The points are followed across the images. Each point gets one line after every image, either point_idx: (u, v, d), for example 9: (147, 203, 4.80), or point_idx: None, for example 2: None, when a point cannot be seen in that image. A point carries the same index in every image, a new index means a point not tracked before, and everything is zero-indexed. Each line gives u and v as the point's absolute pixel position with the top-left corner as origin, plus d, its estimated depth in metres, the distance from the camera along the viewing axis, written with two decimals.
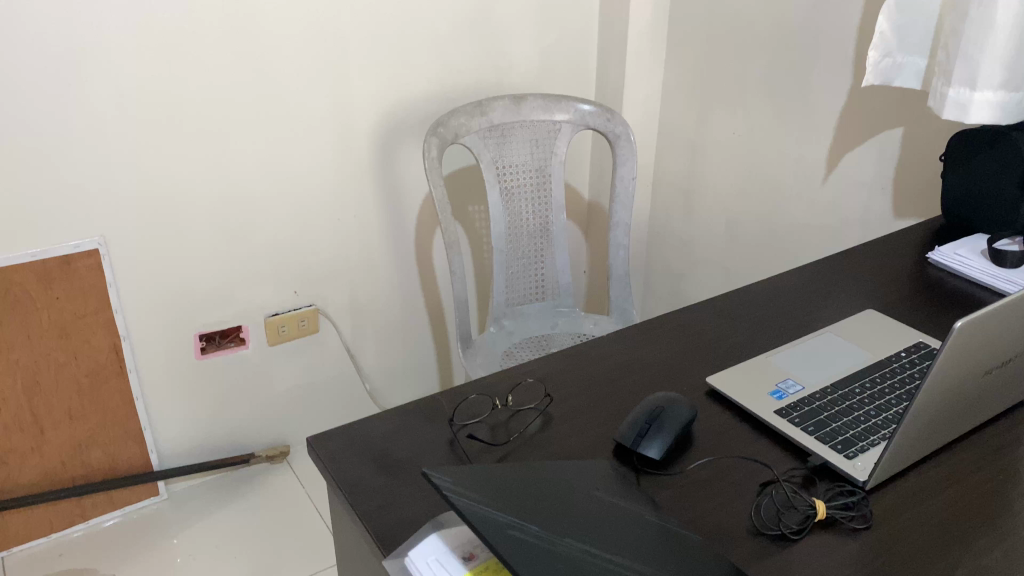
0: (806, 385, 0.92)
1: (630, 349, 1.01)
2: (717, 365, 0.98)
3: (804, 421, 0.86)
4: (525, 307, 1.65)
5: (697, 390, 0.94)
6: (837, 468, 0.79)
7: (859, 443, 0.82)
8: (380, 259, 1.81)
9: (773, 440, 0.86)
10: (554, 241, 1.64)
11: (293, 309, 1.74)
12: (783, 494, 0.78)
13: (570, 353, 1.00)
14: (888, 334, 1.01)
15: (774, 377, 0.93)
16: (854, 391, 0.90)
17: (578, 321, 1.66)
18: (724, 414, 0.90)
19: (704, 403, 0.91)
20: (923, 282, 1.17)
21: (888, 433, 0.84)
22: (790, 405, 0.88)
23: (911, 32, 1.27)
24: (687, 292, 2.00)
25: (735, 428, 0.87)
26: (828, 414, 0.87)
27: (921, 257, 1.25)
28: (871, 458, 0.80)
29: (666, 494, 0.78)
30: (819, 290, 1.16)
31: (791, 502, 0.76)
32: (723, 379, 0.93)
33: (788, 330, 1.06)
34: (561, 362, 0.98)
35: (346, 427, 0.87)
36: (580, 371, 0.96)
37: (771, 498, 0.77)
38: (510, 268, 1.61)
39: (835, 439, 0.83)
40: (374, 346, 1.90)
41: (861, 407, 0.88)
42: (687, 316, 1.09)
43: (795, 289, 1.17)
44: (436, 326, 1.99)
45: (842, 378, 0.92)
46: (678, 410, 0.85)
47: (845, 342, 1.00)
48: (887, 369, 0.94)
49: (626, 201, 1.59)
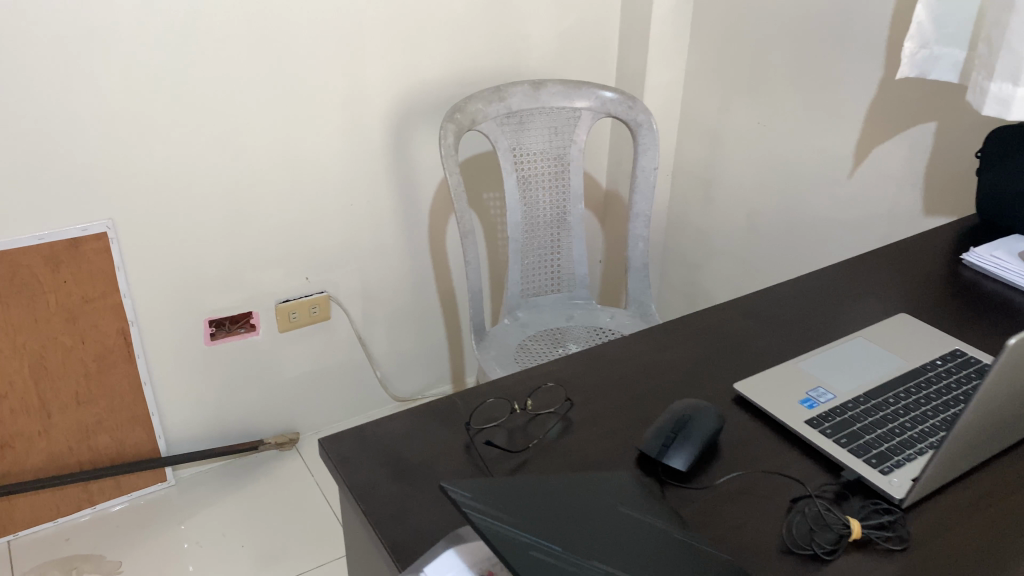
0: (837, 393, 0.88)
1: (655, 352, 0.97)
2: (744, 371, 0.94)
3: (836, 432, 0.83)
4: (540, 298, 1.62)
5: (723, 398, 0.90)
6: (872, 484, 0.76)
7: (894, 457, 0.79)
8: (392, 245, 1.77)
9: (804, 453, 0.82)
10: (572, 231, 1.60)
11: (304, 295, 1.71)
12: (815, 511, 0.74)
13: (590, 355, 0.96)
14: (923, 340, 0.97)
15: (804, 385, 0.90)
16: (888, 402, 0.87)
17: (594, 313, 1.62)
18: (754, 423, 0.86)
19: (730, 411, 0.88)
20: (959, 285, 1.13)
21: (924, 447, 0.80)
22: (821, 415, 0.85)
23: (950, 23, 1.22)
24: (705, 285, 1.95)
25: (765, 439, 0.84)
26: (861, 426, 0.83)
27: (953, 258, 1.20)
28: (909, 474, 0.76)
29: (691, 509, 0.75)
30: (850, 291, 1.12)
31: (824, 520, 0.73)
32: (751, 386, 0.89)
33: (818, 334, 1.01)
34: (581, 364, 0.94)
35: (359, 428, 0.84)
36: (602, 374, 0.93)
37: (802, 515, 0.74)
38: (525, 259, 1.58)
39: (869, 452, 0.79)
40: (386, 334, 1.87)
41: (896, 420, 0.84)
42: (712, 316, 1.05)
43: (824, 289, 1.13)
44: (448, 315, 1.95)
45: (876, 387, 0.89)
46: (705, 419, 0.82)
47: (878, 348, 0.96)
48: (923, 379, 0.90)
49: (646, 191, 1.55)
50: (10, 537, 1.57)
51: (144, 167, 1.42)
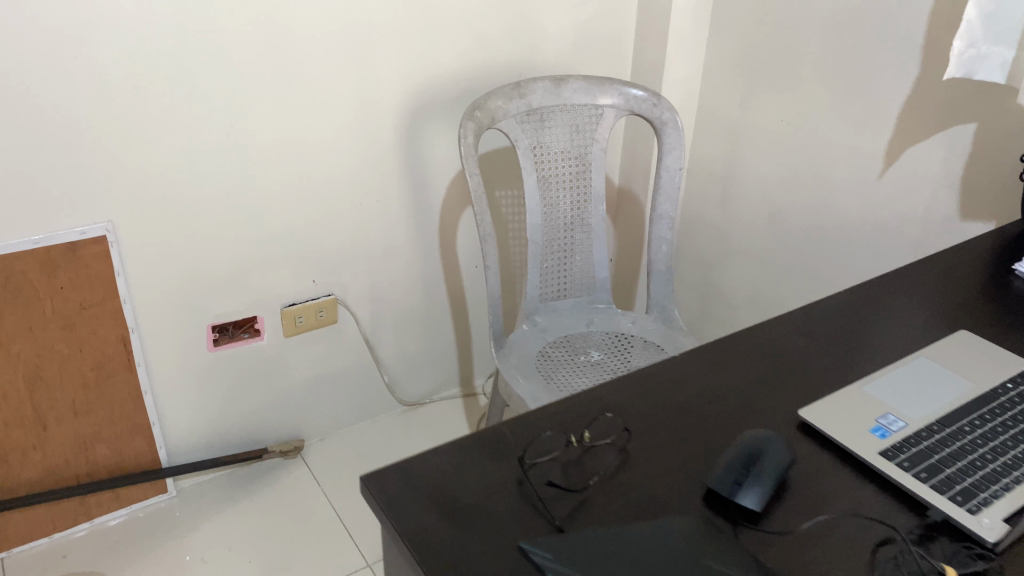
0: (908, 421, 0.83)
1: (708, 373, 0.91)
2: (805, 394, 0.89)
3: (914, 465, 0.77)
4: (559, 303, 1.56)
5: (787, 425, 0.84)
6: (960, 525, 0.71)
7: (981, 494, 0.74)
8: (402, 245, 1.70)
9: (880, 489, 0.77)
10: (592, 233, 1.54)
11: (311, 298, 1.64)
12: (903, 557, 0.69)
13: (641, 376, 0.90)
14: (989, 361, 0.92)
15: (872, 411, 0.84)
16: (963, 431, 0.82)
17: (615, 318, 1.56)
18: (823, 454, 0.81)
19: (796, 440, 0.82)
20: (1014, 296, 1.08)
21: (1009, 482, 0.75)
22: (895, 446, 0.80)
23: (1001, 21, 1.16)
24: (722, 284, 1.89)
25: (837, 473, 0.78)
26: (939, 458, 0.78)
27: (1002, 266, 1.15)
28: (999, 514, 0.71)
29: (771, 553, 0.69)
30: (902, 301, 1.07)
31: (915, 567, 0.68)
32: (818, 413, 0.84)
33: (877, 351, 0.96)
34: (633, 387, 0.89)
35: (402, 463, 0.77)
36: (657, 399, 0.87)
37: (890, 561, 0.69)
38: (544, 262, 1.51)
39: (953, 488, 0.74)
40: (394, 337, 1.80)
41: (976, 452, 0.79)
42: (763, 331, 0.99)
43: (876, 299, 1.07)
44: (457, 316, 1.88)
45: (949, 415, 0.84)
46: (776, 452, 0.77)
47: (944, 370, 0.91)
48: (995, 405, 0.85)
49: (671, 192, 1.49)
50: (4, 554, 1.50)
51: (147, 167, 1.34)
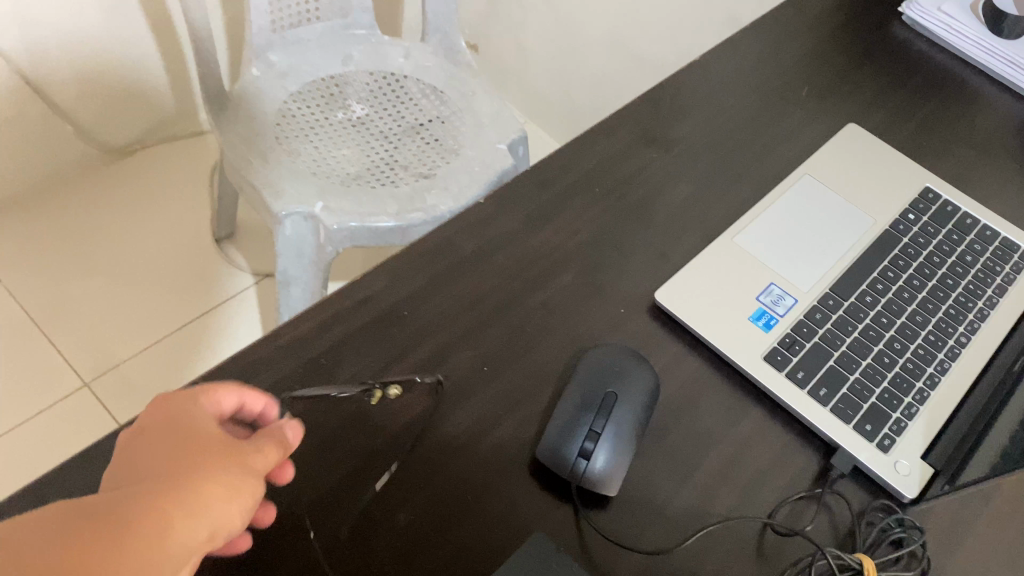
0: (799, 297, 0.60)
1: (524, 230, 0.63)
2: (659, 256, 0.62)
3: (811, 377, 0.56)
4: (301, 30, 1.12)
5: (637, 313, 0.59)
6: (871, 473, 0.52)
7: (892, 419, 0.55)
8: None
9: (768, 413, 0.56)
10: None
11: None
12: (826, 516, 0.51)
13: (428, 251, 0.60)
14: (884, 178, 0.69)
15: (753, 286, 0.60)
16: (864, 305, 0.60)
17: (380, 49, 1.16)
18: (692, 362, 0.57)
19: (651, 339, 0.58)
20: (899, 57, 0.84)
21: (922, 389, 0.57)
22: (784, 343, 0.57)
23: None
24: None
25: (712, 396, 0.56)
26: (839, 360, 0.57)
27: (880, 6, 0.89)
28: (916, 450, 0.53)
29: (627, 559, 0.48)
30: (773, 72, 0.80)
31: (839, 530, 0.51)
32: (683, 295, 0.59)
33: (748, 165, 0.70)
34: (415, 273, 0.59)
35: (29, 505, 0.44)
36: (454, 296, 0.58)
37: (816, 522, 0.51)
38: None
39: (859, 413, 0.54)
40: (67, 68, 1.29)
41: (881, 341, 0.59)
42: (595, 143, 0.70)
43: (740, 71, 0.79)
44: (163, 34, 1.38)
45: (845, 280, 0.62)
46: (636, 388, 0.52)
47: (833, 196, 0.67)
48: (898, 253, 0.64)
49: None
50: None
51: None
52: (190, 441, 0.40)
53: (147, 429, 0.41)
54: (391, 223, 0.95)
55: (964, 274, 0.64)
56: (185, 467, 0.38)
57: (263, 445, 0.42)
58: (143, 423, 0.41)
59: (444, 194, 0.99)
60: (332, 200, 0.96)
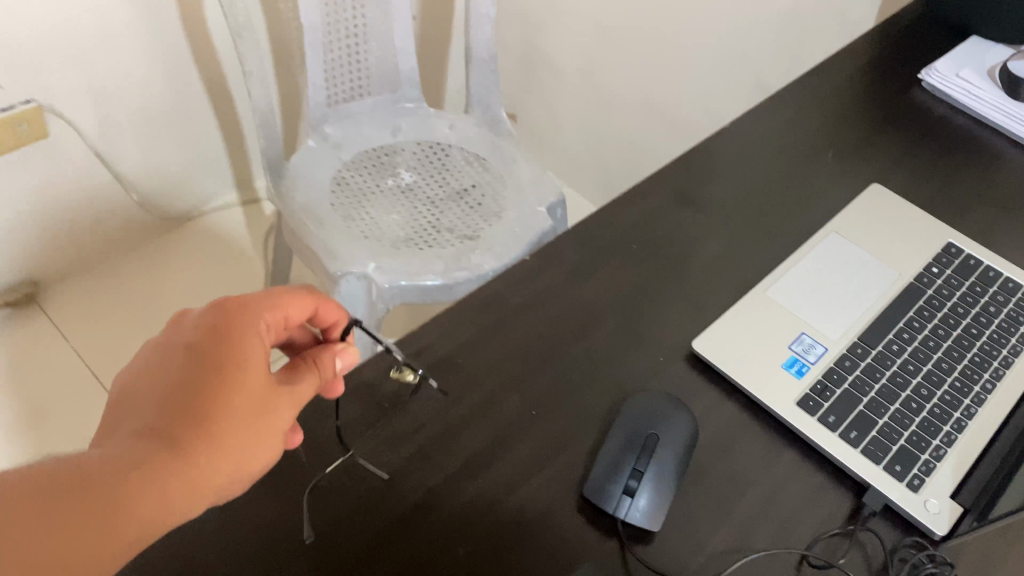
0: (828, 345, 0.64)
1: (568, 284, 0.67)
2: (695, 308, 0.67)
3: (841, 420, 0.59)
4: (353, 105, 1.20)
5: (676, 361, 0.63)
6: (901, 511, 0.55)
7: (920, 460, 0.57)
8: (123, 23, 1.25)
9: (801, 455, 0.59)
10: (393, 9, 1.15)
11: (4, 109, 1.19)
12: (865, 550, 0.54)
13: (479, 305, 0.65)
14: (907, 233, 0.73)
15: (784, 335, 0.64)
16: (891, 353, 0.64)
17: (427, 121, 1.23)
18: (728, 407, 0.61)
19: (689, 386, 0.62)
20: (920, 119, 0.88)
21: (950, 432, 0.59)
22: (816, 389, 0.61)
23: None
24: (549, 48, 1.61)
25: (749, 438, 0.59)
26: (868, 405, 0.60)
27: (901, 72, 0.94)
28: (945, 490, 0.56)
29: None
30: (798, 136, 0.85)
31: (876, 562, 0.54)
32: (718, 345, 0.63)
33: (776, 223, 0.75)
34: (469, 326, 0.64)
35: None
36: (505, 346, 0.62)
37: (859, 553, 0.54)
38: (329, 53, 1.13)
39: (889, 454, 0.58)
40: (134, 142, 1.39)
41: (909, 387, 0.62)
42: (631, 204, 0.75)
43: (767, 136, 0.84)
44: (223, 109, 1.48)
45: (873, 330, 0.65)
46: (677, 429, 0.56)
47: (859, 251, 0.71)
48: (923, 304, 0.68)
49: None
50: None
51: None
52: (237, 386, 0.46)
53: (200, 350, 0.47)
54: (437, 281, 1.00)
55: (988, 323, 0.67)
56: (198, 435, 0.44)
57: (301, 393, 0.49)
58: (198, 340, 0.47)
59: (487, 254, 1.04)
60: (383, 261, 1.02)
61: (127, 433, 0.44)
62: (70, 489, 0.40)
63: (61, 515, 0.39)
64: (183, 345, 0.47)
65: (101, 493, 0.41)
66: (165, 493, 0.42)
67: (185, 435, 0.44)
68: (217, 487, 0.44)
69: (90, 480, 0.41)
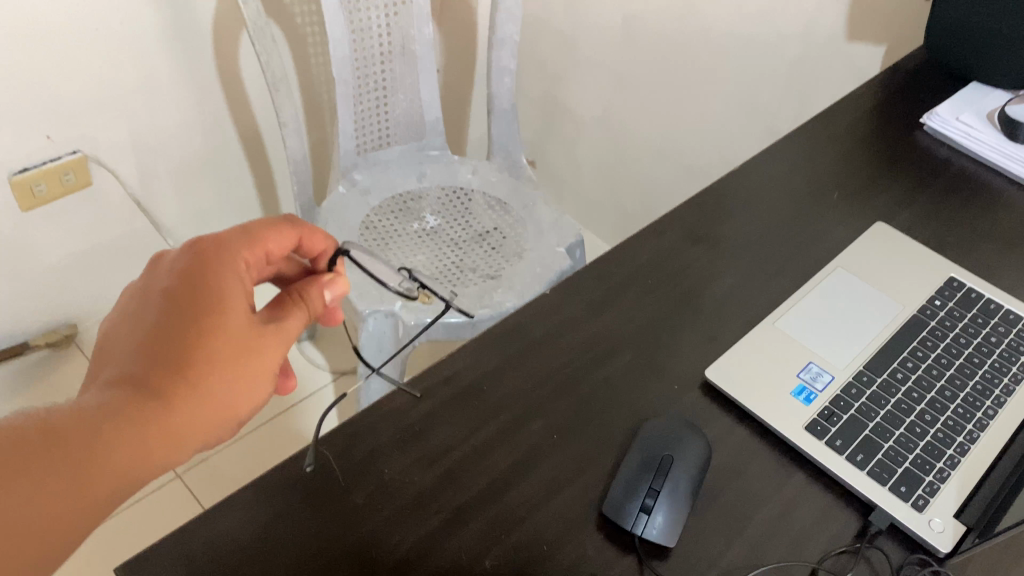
0: (836, 374, 0.67)
1: (587, 316, 0.72)
2: (708, 339, 0.70)
3: (848, 444, 0.62)
4: (381, 153, 1.26)
5: (690, 389, 0.67)
6: (906, 529, 0.58)
7: (924, 481, 0.60)
8: (164, 78, 1.33)
9: (810, 477, 0.62)
10: (420, 63, 1.22)
11: (51, 160, 1.27)
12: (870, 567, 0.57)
13: (504, 337, 0.69)
14: (911, 269, 0.77)
15: (793, 364, 0.68)
16: (895, 381, 0.67)
17: (450, 167, 1.29)
18: (740, 432, 0.64)
19: (702, 412, 0.65)
20: (924, 161, 0.92)
21: (953, 455, 0.62)
22: (823, 414, 0.64)
23: None
24: (567, 97, 1.67)
25: (760, 461, 0.62)
26: (874, 429, 0.63)
27: (905, 116, 0.99)
28: (948, 509, 0.59)
29: None
30: (806, 177, 0.89)
31: None
32: (730, 374, 0.66)
33: (785, 259, 0.79)
34: (494, 355, 0.68)
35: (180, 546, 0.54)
36: (528, 374, 0.66)
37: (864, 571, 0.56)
38: (359, 104, 1.20)
39: (894, 475, 0.60)
40: (171, 190, 1.46)
41: (913, 413, 0.65)
42: (648, 241, 0.80)
43: (776, 177, 0.89)
44: (256, 158, 1.55)
45: (878, 359, 0.68)
46: (690, 451, 0.59)
47: (864, 286, 0.75)
48: (926, 335, 0.71)
49: (513, 8, 1.18)
50: None
51: None
52: (215, 326, 0.52)
53: (183, 296, 0.53)
54: (461, 318, 1.05)
55: (990, 353, 0.70)
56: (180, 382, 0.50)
57: (281, 333, 0.56)
58: (174, 286, 0.53)
59: (508, 292, 1.09)
60: (409, 300, 1.06)
61: (111, 380, 0.49)
62: (47, 433, 0.46)
63: (42, 469, 0.45)
64: (159, 291, 0.53)
65: (83, 439, 0.47)
66: (146, 440, 0.48)
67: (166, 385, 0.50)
68: (197, 430, 0.50)
69: (70, 422, 0.47)
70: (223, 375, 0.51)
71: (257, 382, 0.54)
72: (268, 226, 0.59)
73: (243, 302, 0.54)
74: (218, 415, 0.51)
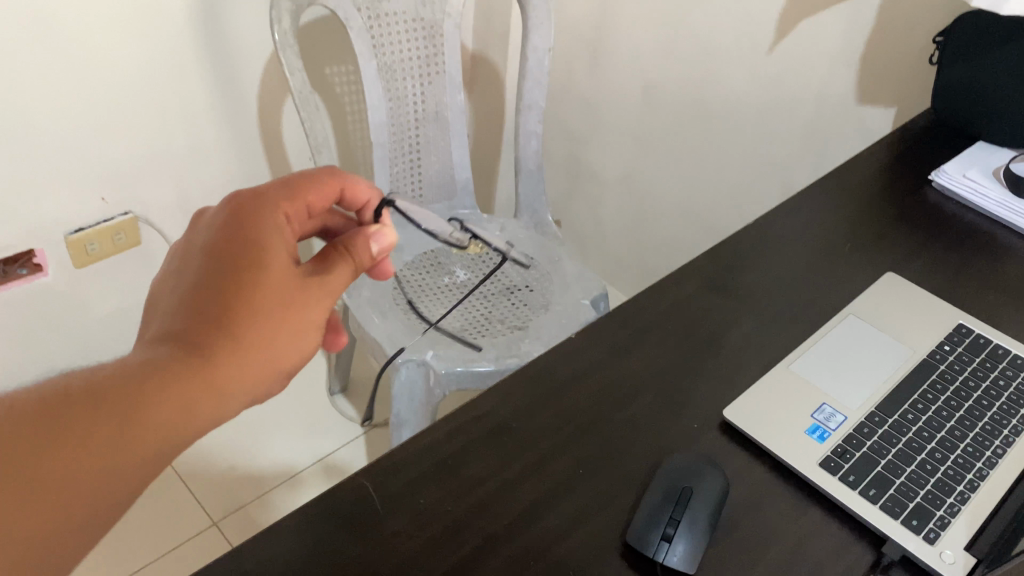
0: (848, 414, 0.70)
1: (610, 359, 0.76)
2: (725, 381, 0.74)
3: (860, 479, 0.65)
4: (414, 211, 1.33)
5: (709, 428, 0.70)
6: (919, 561, 0.60)
7: (935, 515, 0.63)
8: (212, 144, 1.42)
9: (825, 512, 0.65)
10: (451, 128, 1.30)
11: (104, 220, 1.35)
12: None
13: (532, 378, 0.73)
14: (921, 316, 0.81)
15: (807, 404, 0.71)
16: (907, 421, 0.70)
17: (480, 224, 1.35)
18: (757, 468, 0.67)
19: (721, 449, 0.69)
20: (932, 215, 0.97)
21: (962, 491, 0.65)
22: (837, 452, 0.67)
23: None
24: (591, 160, 1.75)
25: (776, 496, 0.66)
26: (886, 466, 0.66)
27: (915, 173, 1.03)
28: (958, 542, 0.61)
29: None
30: (818, 230, 0.94)
31: None
32: (746, 414, 0.70)
33: (798, 306, 0.83)
34: (522, 395, 0.72)
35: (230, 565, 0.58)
36: (554, 413, 0.70)
37: None
38: (394, 166, 1.27)
39: (905, 509, 0.63)
40: None
41: (924, 451, 0.68)
42: (668, 290, 0.84)
43: (788, 230, 0.94)
44: None
45: (890, 400, 0.72)
46: (709, 484, 0.63)
47: (876, 332, 0.78)
48: (936, 378, 0.74)
49: (539, 77, 1.26)
50: None
51: None
52: (256, 276, 0.57)
53: (225, 251, 0.58)
54: (489, 367, 1.09)
55: (998, 396, 0.73)
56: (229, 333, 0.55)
57: (319, 285, 0.61)
58: (216, 243, 0.58)
59: (535, 342, 1.13)
60: (439, 349, 1.11)
61: (160, 337, 0.53)
62: (104, 386, 0.49)
63: (97, 417, 0.48)
64: (202, 248, 0.58)
65: (138, 383, 0.50)
66: (197, 385, 0.52)
67: (214, 337, 0.54)
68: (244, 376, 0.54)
69: (126, 373, 0.50)
70: (266, 320, 0.56)
71: (299, 331, 0.59)
72: (304, 185, 0.65)
73: (280, 254, 0.59)
74: (263, 363, 0.56)
